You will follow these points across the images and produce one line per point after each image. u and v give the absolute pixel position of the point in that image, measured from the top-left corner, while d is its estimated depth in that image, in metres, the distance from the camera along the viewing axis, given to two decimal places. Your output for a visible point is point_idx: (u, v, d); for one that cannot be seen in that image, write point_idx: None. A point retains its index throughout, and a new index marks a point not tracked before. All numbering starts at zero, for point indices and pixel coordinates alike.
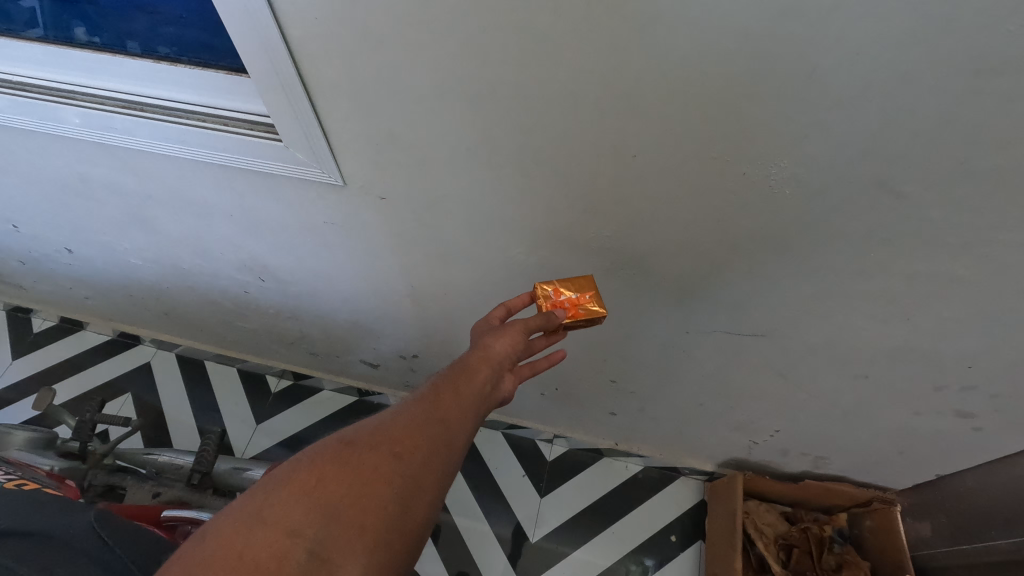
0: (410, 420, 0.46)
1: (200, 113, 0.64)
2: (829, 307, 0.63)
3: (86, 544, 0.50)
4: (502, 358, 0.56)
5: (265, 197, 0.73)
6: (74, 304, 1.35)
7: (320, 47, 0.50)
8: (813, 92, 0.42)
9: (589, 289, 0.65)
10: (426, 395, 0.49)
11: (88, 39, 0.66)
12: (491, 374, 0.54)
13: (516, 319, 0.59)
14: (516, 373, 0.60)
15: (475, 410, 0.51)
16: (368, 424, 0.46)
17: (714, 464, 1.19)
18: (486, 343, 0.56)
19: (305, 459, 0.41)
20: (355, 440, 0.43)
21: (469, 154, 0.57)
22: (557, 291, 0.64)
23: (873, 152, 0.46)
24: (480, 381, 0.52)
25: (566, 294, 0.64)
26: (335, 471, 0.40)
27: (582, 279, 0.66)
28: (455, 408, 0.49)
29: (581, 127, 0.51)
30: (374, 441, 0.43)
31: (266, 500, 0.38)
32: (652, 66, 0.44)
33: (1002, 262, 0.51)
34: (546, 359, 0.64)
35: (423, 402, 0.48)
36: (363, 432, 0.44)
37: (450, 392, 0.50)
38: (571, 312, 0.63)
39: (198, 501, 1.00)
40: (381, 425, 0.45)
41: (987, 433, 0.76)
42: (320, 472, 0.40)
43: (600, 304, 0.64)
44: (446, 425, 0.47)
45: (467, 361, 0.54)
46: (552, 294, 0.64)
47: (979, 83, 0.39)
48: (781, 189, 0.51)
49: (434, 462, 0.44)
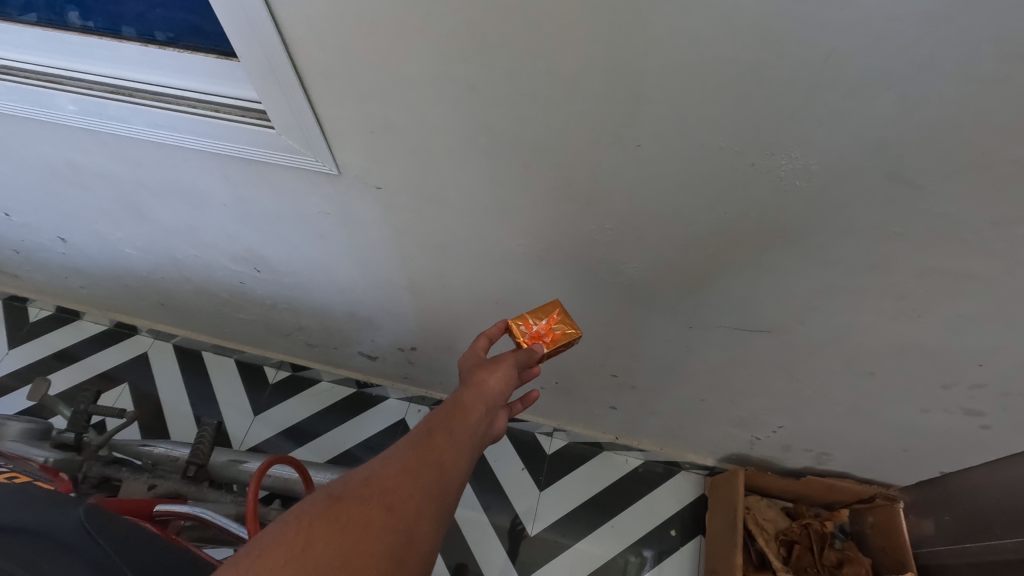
0: (401, 466, 0.43)
1: (191, 98, 0.62)
2: (837, 302, 0.62)
3: (74, 541, 0.49)
4: (495, 394, 0.56)
5: (259, 187, 0.71)
6: (70, 293, 1.34)
7: (310, 29, 0.48)
8: (827, 78, 0.40)
9: (556, 314, 0.67)
10: (418, 438, 0.47)
11: (82, 24, 0.63)
12: (485, 412, 0.54)
13: (506, 353, 0.60)
14: (506, 411, 0.59)
15: (468, 450, 0.49)
16: (357, 473, 0.43)
17: (715, 458, 1.17)
18: (482, 378, 0.56)
19: (291, 518, 0.38)
20: (344, 493, 0.40)
21: (467, 141, 0.55)
22: (529, 323, 0.65)
23: (889, 143, 0.44)
24: (474, 421, 0.52)
25: (538, 324, 0.66)
26: (325, 528, 0.37)
27: (549, 307, 0.68)
28: (449, 450, 0.47)
29: (583, 113, 0.48)
30: (365, 493, 0.41)
31: (250, 568, 0.34)
32: (660, 50, 0.42)
33: (1019, 257, 0.49)
34: (521, 401, 0.64)
35: (415, 444, 0.46)
36: (352, 483, 0.42)
37: (443, 433, 0.48)
38: (549, 339, 0.65)
39: (194, 494, 0.94)
40: (371, 475, 0.43)
41: (996, 431, 0.75)
42: (308, 532, 0.37)
43: (571, 324, 0.66)
44: (440, 470, 0.45)
45: (462, 399, 0.53)
46: (526, 328, 0.65)
47: (1006, 71, 0.37)
48: (790, 181, 0.49)
49: (428, 511, 0.42)
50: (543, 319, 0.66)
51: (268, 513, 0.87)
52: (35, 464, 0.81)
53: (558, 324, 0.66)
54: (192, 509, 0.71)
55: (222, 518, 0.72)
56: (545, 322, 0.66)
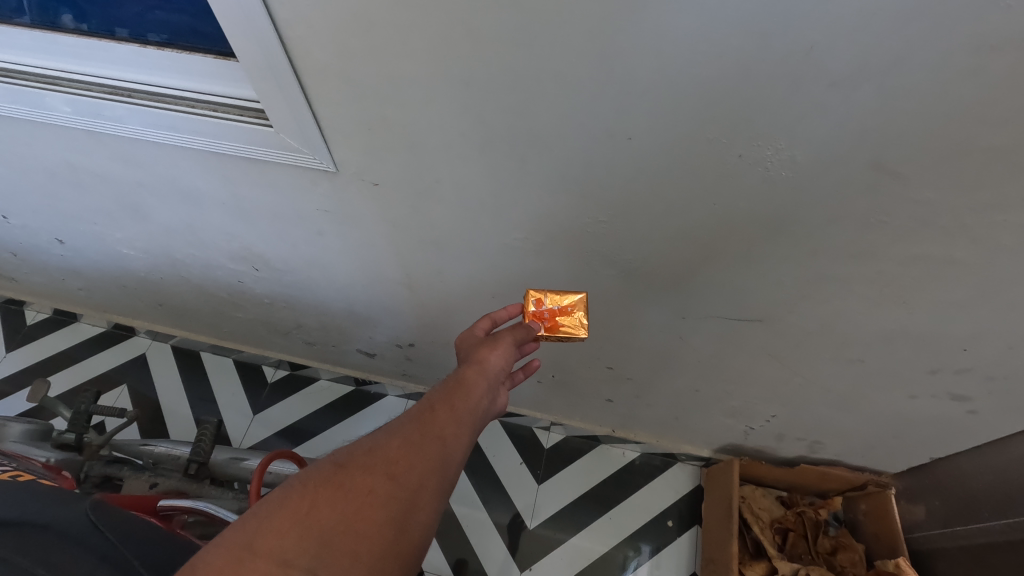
0: (405, 438, 0.44)
1: (190, 98, 0.63)
2: (825, 291, 0.63)
3: (82, 533, 0.50)
4: (496, 371, 0.56)
5: (257, 185, 0.72)
6: (67, 295, 1.34)
7: (307, 29, 0.49)
8: (809, 72, 0.42)
9: (573, 302, 0.67)
10: (421, 411, 0.48)
11: (76, 27, 0.64)
12: (487, 388, 0.54)
13: (506, 332, 0.61)
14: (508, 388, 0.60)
15: (470, 425, 0.50)
16: (362, 443, 0.44)
17: (710, 450, 1.19)
18: (484, 355, 0.57)
19: (297, 484, 0.39)
20: (349, 461, 0.41)
21: (463, 138, 0.56)
22: (542, 301, 0.66)
23: (870, 134, 0.45)
24: (477, 396, 0.52)
25: (549, 304, 0.66)
26: (328, 495, 0.38)
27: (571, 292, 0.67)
28: (451, 423, 0.48)
29: (575, 107, 0.50)
30: (369, 462, 0.41)
31: (258, 530, 0.36)
32: (648, 45, 0.43)
33: (998, 244, 0.51)
34: (521, 371, 0.66)
35: (418, 417, 0.47)
36: (357, 452, 0.43)
37: (446, 408, 0.49)
38: (549, 325, 0.66)
39: (196, 492, 0.96)
40: (375, 445, 0.43)
41: (983, 416, 0.77)
42: (312, 498, 0.38)
43: (583, 321, 0.67)
44: (442, 442, 0.45)
45: (464, 376, 0.53)
46: (536, 303, 0.66)
47: (979, 62, 0.38)
48: (776, 172, 0.51)
49: (431, 481, 0.43)
50: (559, 302, 0.67)
51: None
52: (39, 463, 0.82)
53: (568, 313, 0.67)
54: (194, 503, 0.71)
55: (224, 511, 0.72)
56: (558, 305, 0.67)
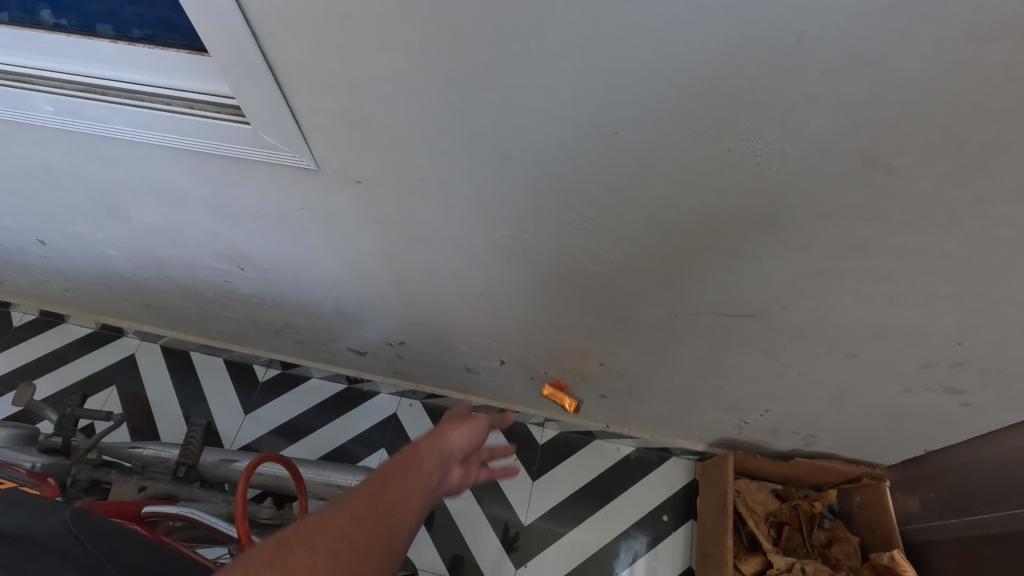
0: (350, 515, 0.42)
1: (165, 95, 0.61)
2: (818, 286, 0.62)
3: (64, 546, 0.47)
4: (447, 448, 0.58)
5: (238, 184, 0.70)
6: (53, 296, 1.32)
7: (280, 23, 0.47)
8: (798, 62, 0.40)
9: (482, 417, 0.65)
10: (368, 488, 0.46)
11: (56, 22, 0.61)
12: (436, 465, 0.55)
13: (459, 416, 0.63)
14: (458, 472, 0.60)
15: (418, 504, 0.49)
16: (305, 520, 0.41)
17: (705, 444, 1.19)
18: (437, 434, 0.59)
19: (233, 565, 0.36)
20: (291, 538, 0.39)
21: (444, 133, 0.55)
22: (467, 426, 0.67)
23: (861, 125, 0.44)
24: (426, 471, 0.53)
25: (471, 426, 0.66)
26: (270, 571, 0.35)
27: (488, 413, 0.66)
28: (399, 498, 0.47)
29: (559, 100, 0.48)
30: (311, 536, 0.39)
31: None
32: (632, 37, 0.41)
33: (993, 236, 0.50)
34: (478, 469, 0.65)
35: (365, 494, 0.45)
36: (298, 528, 0.40)
37: (395, 483, 0.48)
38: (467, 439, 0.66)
39: (185, 494, 0.92)
40: (318, 521, 0.41)
41: (977, 408, 0.76)
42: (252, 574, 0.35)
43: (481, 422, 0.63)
44: (390, 517, 0.44)
45: (414, 451, 0.54)
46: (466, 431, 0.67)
47: (975, 49, 0.37)
48: (767, 165, 0.49)
49: (376, 559, 0.41)
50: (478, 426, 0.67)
51: (258, 510, 0.86)
52: (24, 470, 0.80)
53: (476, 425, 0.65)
54: (180, 509, 0.69)
55: (210, 518, 0.70)
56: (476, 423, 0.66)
